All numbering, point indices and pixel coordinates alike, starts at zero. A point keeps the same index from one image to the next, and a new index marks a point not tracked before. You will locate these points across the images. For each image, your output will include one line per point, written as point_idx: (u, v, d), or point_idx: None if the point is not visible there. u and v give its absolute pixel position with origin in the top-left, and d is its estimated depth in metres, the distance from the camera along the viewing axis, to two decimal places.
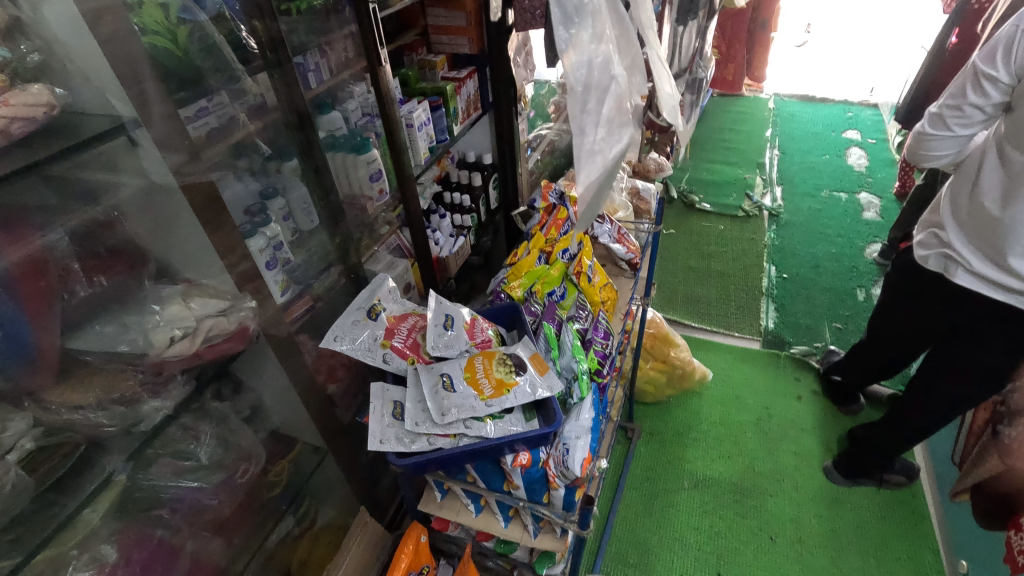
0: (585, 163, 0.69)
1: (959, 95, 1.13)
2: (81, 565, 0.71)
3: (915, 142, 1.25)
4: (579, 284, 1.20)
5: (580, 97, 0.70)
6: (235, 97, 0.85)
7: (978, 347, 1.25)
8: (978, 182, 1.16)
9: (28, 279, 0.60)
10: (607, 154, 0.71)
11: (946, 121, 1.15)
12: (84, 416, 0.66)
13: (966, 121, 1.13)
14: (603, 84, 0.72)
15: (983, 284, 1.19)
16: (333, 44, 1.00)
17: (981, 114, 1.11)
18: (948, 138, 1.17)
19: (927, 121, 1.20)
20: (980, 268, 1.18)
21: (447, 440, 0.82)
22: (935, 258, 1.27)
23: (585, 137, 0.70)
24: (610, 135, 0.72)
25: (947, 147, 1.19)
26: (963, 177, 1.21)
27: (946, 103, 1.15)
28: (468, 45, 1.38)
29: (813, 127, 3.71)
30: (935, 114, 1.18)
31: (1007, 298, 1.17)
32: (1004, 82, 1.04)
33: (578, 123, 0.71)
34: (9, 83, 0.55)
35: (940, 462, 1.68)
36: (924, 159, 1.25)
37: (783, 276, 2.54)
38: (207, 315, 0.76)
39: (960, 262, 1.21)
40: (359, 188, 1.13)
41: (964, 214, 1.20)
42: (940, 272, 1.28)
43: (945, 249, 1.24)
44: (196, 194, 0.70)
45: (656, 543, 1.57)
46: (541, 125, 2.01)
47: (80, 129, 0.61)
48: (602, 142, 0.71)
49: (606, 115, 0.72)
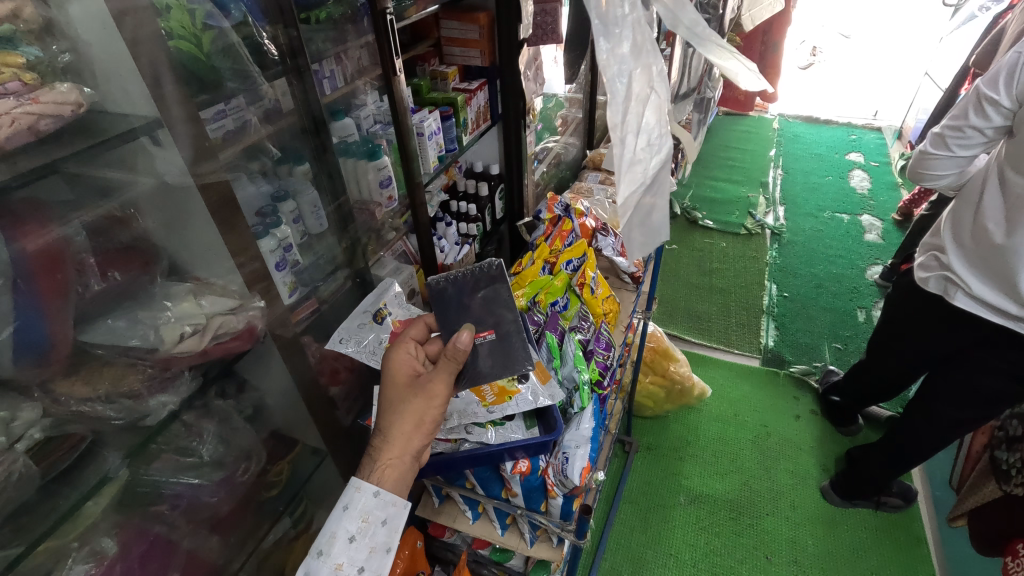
0: (627, 172, 0.75)
1: (961, 116, 1.14)
2: (80, 558, 0.71)
3: (917, 160, 1.27)
4: (582, 295, 1.24)
5: (622, 107, 0.71)
6: (252, 101, 0.86)
7: (979, 372, 1.25)
8: (981, 206, 1.17)
9: (46, 272, 0.61)
10: (645, 164, 0.78)
11: (947, 142, 1.17)
12: (91, 408, 0.66)
13: (965, 142, 1.15)
14: (641, 96, 0.74)
15: (982, 308, 1.20)
16: (348, 53, 1.03)
17: (981, 136, 1.13)
18: (948, 159, 1.19)
19: (929, 141, 1.22)
20: (979, 291, 1.19)
21: (448, 444, 0.87)
22: (935, 280, 1.29)
23: (627, 147, 0.74)
24: (651, 145, 0.77)
25: (948, 167, 1.21)
26: (964, 201, 1.23)
27: (947, 124, 1.16)
28: (480, 57, 1.41)
29: (817, 148, 3.74)
30: (937, 135, 1.20)
31: (1005, 322, 1.17)
32: (1005, 106, 1.05)
33: (619, 134, 0.72)
34: (40, 81, 0.57)
35: (938, 486, 1.68)
36: (925, 178, 1.27)
37: (784, 294, 2.55)
38: (216, 313, 0.78)
39: (959, 285, 1.23)
40: (370, 194, 1.16)
41: (966, 237, 1.21)
42: (940, 294, 1.29)
43: (945, 271, 1.25)
44: (211, 194, 0.72)
45: (651, 559, 1.57)
46: (547, 137, 2.04)
47: (103, 127, 0.63)
48: (643, 152, 0.76)
49: (648, 126, 0.76)
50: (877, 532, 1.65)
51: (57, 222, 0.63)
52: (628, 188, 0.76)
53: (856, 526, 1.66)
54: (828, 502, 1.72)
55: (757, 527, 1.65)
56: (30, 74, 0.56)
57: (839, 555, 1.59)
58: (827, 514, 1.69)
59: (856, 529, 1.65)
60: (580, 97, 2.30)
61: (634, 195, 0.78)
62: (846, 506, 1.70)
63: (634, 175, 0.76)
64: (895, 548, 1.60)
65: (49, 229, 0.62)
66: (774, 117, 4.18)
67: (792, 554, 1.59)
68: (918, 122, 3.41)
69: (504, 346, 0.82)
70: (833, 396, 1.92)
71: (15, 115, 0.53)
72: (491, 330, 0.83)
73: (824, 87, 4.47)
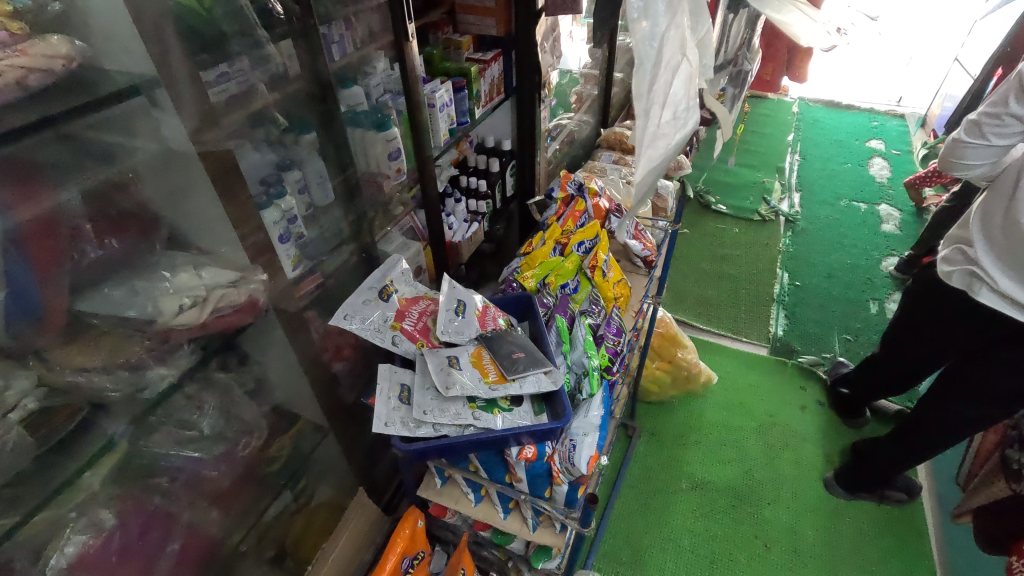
0: (648, 149, 0.65)
1: (1004, 103, 1.05)
2: (79, 529, 0.72)
3: (949, 148, 1.20)
4: (593, 278, 1.20)
5: (649, 73, 0.62)
6: (257, 65, 0.83)
7: (999, 371, 1.21)
8: (1014, 200, 1.10)
9: (38, 237, 0.59)
10: (672, 140, 0.65)
11: (982, 130, 1.10)
12: (88, 379, 0.65)
13: (1003, 131, 1.07)
14: (671, 63, 0.63)
15: (1008, 306, 1.15)
16: (359, 16, 0.98)
17: (1020, 125, 1.05)
18: (983, 148, 1.11)
19: (964, 128, 1.14)
20: (1004, 286, 1.14)
21: (453, 428, 0.82)
22: (961, 274, 1.23)
23: (651, 120, 0.64)
24: (677, 119, 0.65)
25: (981, 155, 1.14)
26: (997, 194, 1.16)
27: (986, 110, 1.08)
28: (495, 26, 1.34)
29: (836, 134, 3.64)
30: (973, 122, 1.13)
31: None
32: None
33: (644, 104, 0.63)
34: (28, 32, 0.54)
35: (943, 482, 1.66)
36: (955, 166, 1.20)
37: (795, 283, 2.51)
38: (217, 285, 0.75)
39: (985, 280, 1.18)
40: (378, 165, 1.11)
41: (998, 232, 1.14)
42: (963, 289, 1.24)
43: (971, 266, 1.20)
44: (211, 162, 0.70)
45: (649, 543, 1.57)
46: (561, 114, 1.99)
47: (97, 86, 0.59)
48: (668, 125, 0.64)
49: (675, 98, 0.64)
50: (879, 525, 1.63)
51: (53, 185, 0.61)
52: (645, 167, 0.65)
53: (857, 519, 1.65)
54: (831, 493, 1.70)
55: (759, 516, 1.64)
56: (17, 24, 0.53)
57: (839, 547, 1.58)
58: (828, 505, 1.68)
59: (858, 521, 1.64)
60: (596, 74, 2.23)
61: (652, 175, 0.67)
62: (850, 499, 1.68)
63: (656, 152, 0.65)
64: (898, 540, 1.60)
65: (45, 193, 0.60)
66: (793, 100, 4.07)
67: (791, 543, 1.58)
68: (943, 110, 3.31)
69: (491, 341, 0.91)
70: (843, 388, 1.90)
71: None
72: (479, 333, 0.93)
73: (848, 71, 4.33)
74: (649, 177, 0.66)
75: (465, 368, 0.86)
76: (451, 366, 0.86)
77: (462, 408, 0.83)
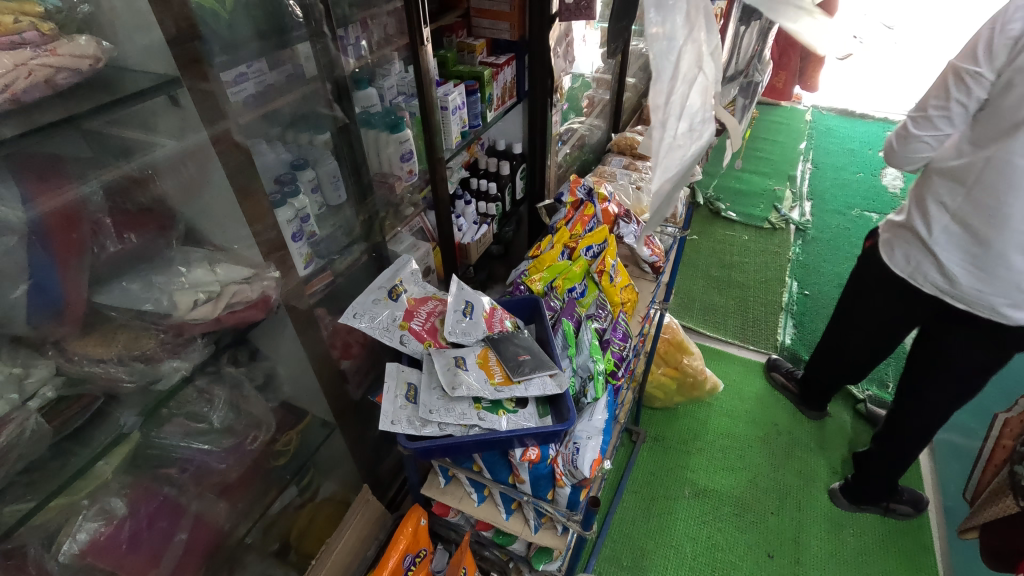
0: (663, 158, 0.64)
1: (946, 94, 1.05)
2: (91, 516, 0.74)
3: (895, 142, 1.18)
4: (600, 283, 1.23)
5: (666, 87, 0.61)
6: (273, 66, 0.84)
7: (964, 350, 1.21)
8: (958, 186, 1.10)
9: (61, 230, 0.61)
10: (686, 151, 0.66)
11: (932, 120, 1.08)
12: (105, 370, 0.66)
13: (951, 117, 1.06)
14: (687, 76, 0.63)
15: (946, 294, 1.18)
16: (374, 19, 1.01)
17: (965, 111, 1.05)
18: (933, 138, 1.10)
19: (910, 121, 1.12)
20: (945, 276, 1.16)
21: (458, 428, 0.83)
22: (902, 262, 1.24)
23: (668, 131, 0.63)
24: (693, 130, 0.66)
25: (935, 144, 1.12)
26: (937, 176, 1.15)
27: (931, 102, 1.08)
28: (509, 31, 1.36)
29: (849, 143, 3.61)
30: (917, 113, 1.12)
31: (967, 308, 1.16)
32: (989, 78, 0.99)
33: (660, 116, 0.62)
34: (58, 33, 0.56)
35: (950, 495, 1.65)
36: (907, 162, 1.18)
37: (805, 292, 2.49)
38: (230, 281, 0.77)
39: (927, 268, 1.19)
40: (390, 167, 1.13)
41: (933, 216, 1.16)
42: (904, 275, 1.25)
43: (914, 249, 1.21)
44: (231, 159, 0.72)
45: (651, 549, 1.57)
46: (572, 118, 2.00)
47: (122, 86, 0.61)
48: (684, 137, 0.65)
49: (691, 109, 0.65)
50: (884, 538, 1.62)
51: (75, 180, 0.63)
52: (661, 177, 0.64)
53: (863, 532, 1.63)
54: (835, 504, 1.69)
55: (761, 525, 1.64)
56: (48, 24, 0.54)
57: (844, 559, 1.57)
58: (833, 516, 1.67)
59: (862, 534, 1.63)
60: (608, 78, 2.24)
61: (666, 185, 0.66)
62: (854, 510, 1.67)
63: (671, 161, 0.65)
64: (901, 555, 1.57)
65: (67, 186, 0.62)
66: (807, 108, 4.05)
67: (795, 554, 1.57)
68: None
69: (499, 344, 0.92)
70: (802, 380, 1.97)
71: (31, 67, 0.52)
72: (485, 341, 0.93)
73: (863, 79, 4.31)
74: (667, 184, 0.64)
75: (466, 373, 0.86)
76: (456, 371, 0.86)
77: (467, 408, 0.84)
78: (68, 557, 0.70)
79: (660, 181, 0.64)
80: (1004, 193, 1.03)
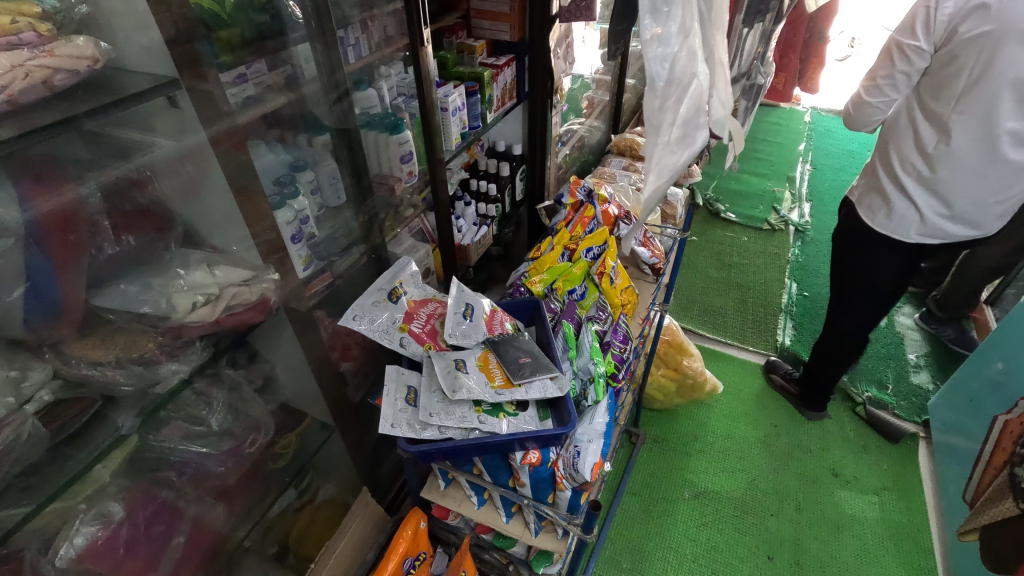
0: (656, 165, 0.65)
1: (890, 65, 1.22)
2: (88, 520, 0.73)
3: (852, 109, 1.34)
4: (600, 285, 1.22)
5: (659, 94, 0.61)
6: (273, 66, 0.84)
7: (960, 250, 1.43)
8: (921, 139, 1.24)
9: (58, 232, 0.60)
10: (678, 157, 0.67)
11: (880, 89, 1.25)
12: (102, 373, 0.66)
13: (898, 86, 1.23)
14: (681, 82, 0.63)
15: (932, 236, 1.32)
16: (374, 20, 1.00)
17: (908, 80, 1.22)
18: (883, 104, 1.27)
19: (863, 90, 1.29)
20: (929, 220, 1.29)
21: (458, 431, 0.83)
22: (884, 220, 1.35)
23: (660, 138, 0.64)
24: (685, 137, 0.66)
25: (884, 110, 1.29)
26: (900, 133, 1.29)
27: (878, 73, 1.24)
28: (509, 31, 1.35)
29: (849, 144, 3.61)
30: (868, 83, 1.28)
31: (943, 240, 1.33)
32: (927, 49, 1.16)
33: (654, 122, 0.63)
34: (55, 33, 0.55)
35: (950, 498, 1.60)
36: (862, 126, 1.34)
37: (805, 293, 2.48)
38: (229, 283, 0.76)
39: (912, 219, 1.31)
40: (389, 168, 1.12)
41: (905, 168, 1.29)
42: (887, 230, 1.35)
43: (893, 203, 1.32)
44: (229, 161, 0.71)
45: (651, 551, 1.56)
46: (572, 119, 2.00)
47: (120, 87, 0.61)
48: (676, 144, 0.65)
49: (685, 116, 0.65)
50: (884, 540, 1.62)
51: (73, 181, 0.61)
52: (652, 182, 0.65)
53: (863, 534, 1.63)
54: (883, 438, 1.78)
55: (762, 527, 1.63)
56: (46, 25, 0.54)
57: (844, 561, 1.57)
58: (834, 518, 1.67)
59: (863, 536, 1.62)
60: (608, 79, 2.24)
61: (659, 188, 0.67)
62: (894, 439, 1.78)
63: (664, 168, 0.66)
64: (900, 555, 1.58)
65: (65, 187, 0.61)
66: (806, 109, 4.05)
67: (795, 556, 1.57)
68: None
69: (498, 346, 0.92)
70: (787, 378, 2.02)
71: (28, 68, 0.51)
72: (485, 346, 0.92)
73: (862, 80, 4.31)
74: (659, 188, 0.65)
75: (466, 377, 0.86)
76: (456, 375, 0.85)
77: (467, 411, 0.84)
78: (65, 561, 0.70)
79: (651, 188, 0.65)
80: (970, 145, 1.18)
